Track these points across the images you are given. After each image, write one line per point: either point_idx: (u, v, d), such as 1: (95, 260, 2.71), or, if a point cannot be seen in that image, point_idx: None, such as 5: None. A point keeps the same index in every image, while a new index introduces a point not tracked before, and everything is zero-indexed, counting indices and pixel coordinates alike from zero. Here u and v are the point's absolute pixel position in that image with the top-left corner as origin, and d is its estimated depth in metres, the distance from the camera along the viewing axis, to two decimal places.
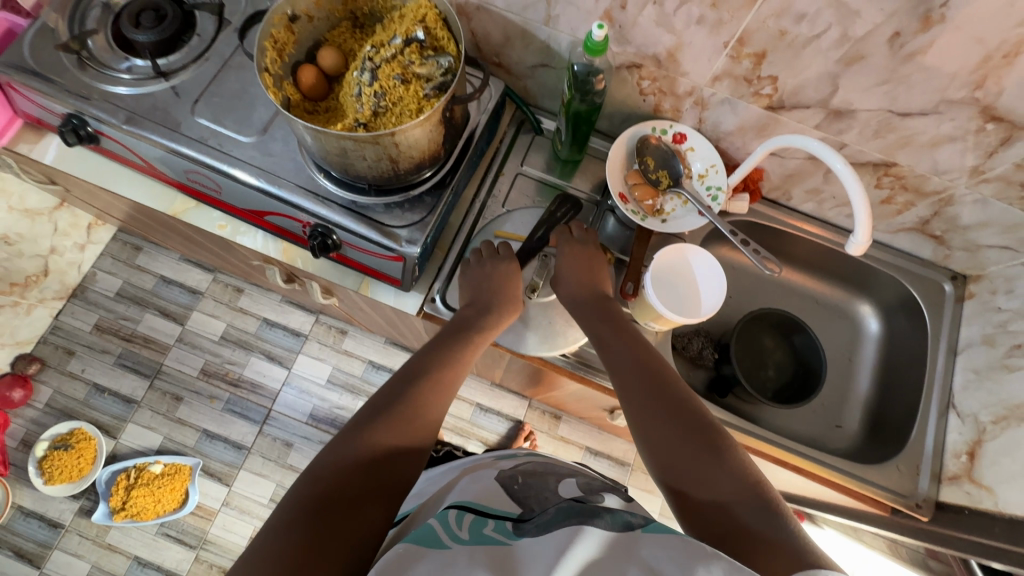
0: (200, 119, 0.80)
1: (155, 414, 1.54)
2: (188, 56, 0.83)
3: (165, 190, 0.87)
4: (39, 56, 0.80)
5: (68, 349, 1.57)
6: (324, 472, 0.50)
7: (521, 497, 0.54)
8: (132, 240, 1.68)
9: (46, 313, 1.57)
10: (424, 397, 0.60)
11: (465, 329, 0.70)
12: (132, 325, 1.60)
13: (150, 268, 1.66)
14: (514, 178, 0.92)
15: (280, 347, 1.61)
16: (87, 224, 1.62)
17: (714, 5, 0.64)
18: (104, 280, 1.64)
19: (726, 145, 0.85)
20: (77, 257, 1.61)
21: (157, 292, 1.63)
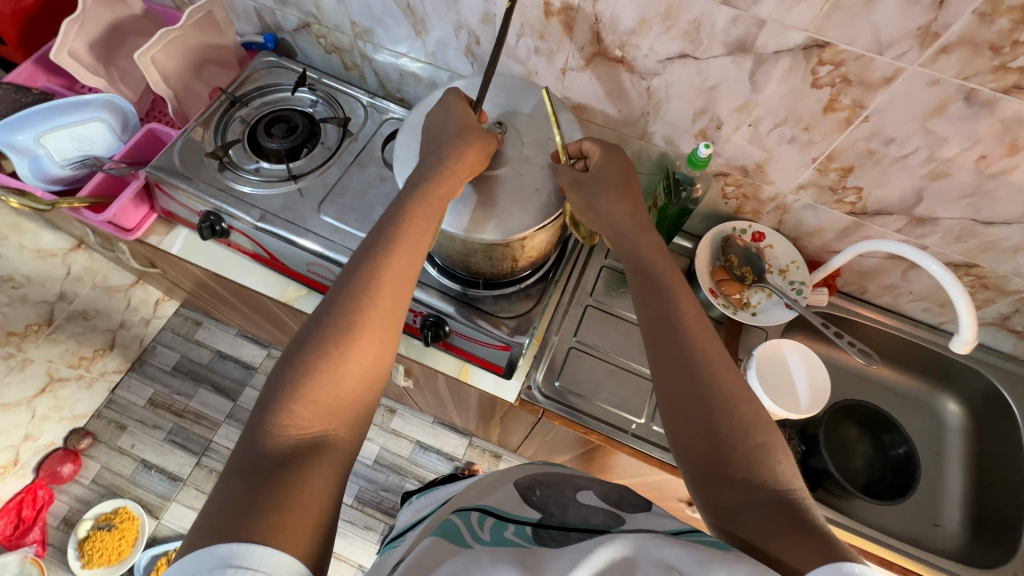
0: (325, 216, 0.88)
1: (199, 493, 1.51)
2: (314, 162, 0.93)
3: (280, 278, 0.93)
4: (185, 161, 0.91)
5: (119, 424, 1.56)
6: (273, 429, 0.49)
7: (540, 504, 0.56)
8: (194, 315, 1.72)
9: (104, 386, 1.59)
10: (364, 322, 0.55)
11: (396, 222, 0.62)
12: (185, 400, 1.61)
13: (207, 343, 1.69)
14: (599, 270, 0.99)
15: None
16: (155, 300, 1.70)
17: (807, 128, 0.72)
18: (161, 354, 1.65)
19: (804, 243, 0.91)
20: (141, 331, 1.66)
21: (214, 366, 1.66)
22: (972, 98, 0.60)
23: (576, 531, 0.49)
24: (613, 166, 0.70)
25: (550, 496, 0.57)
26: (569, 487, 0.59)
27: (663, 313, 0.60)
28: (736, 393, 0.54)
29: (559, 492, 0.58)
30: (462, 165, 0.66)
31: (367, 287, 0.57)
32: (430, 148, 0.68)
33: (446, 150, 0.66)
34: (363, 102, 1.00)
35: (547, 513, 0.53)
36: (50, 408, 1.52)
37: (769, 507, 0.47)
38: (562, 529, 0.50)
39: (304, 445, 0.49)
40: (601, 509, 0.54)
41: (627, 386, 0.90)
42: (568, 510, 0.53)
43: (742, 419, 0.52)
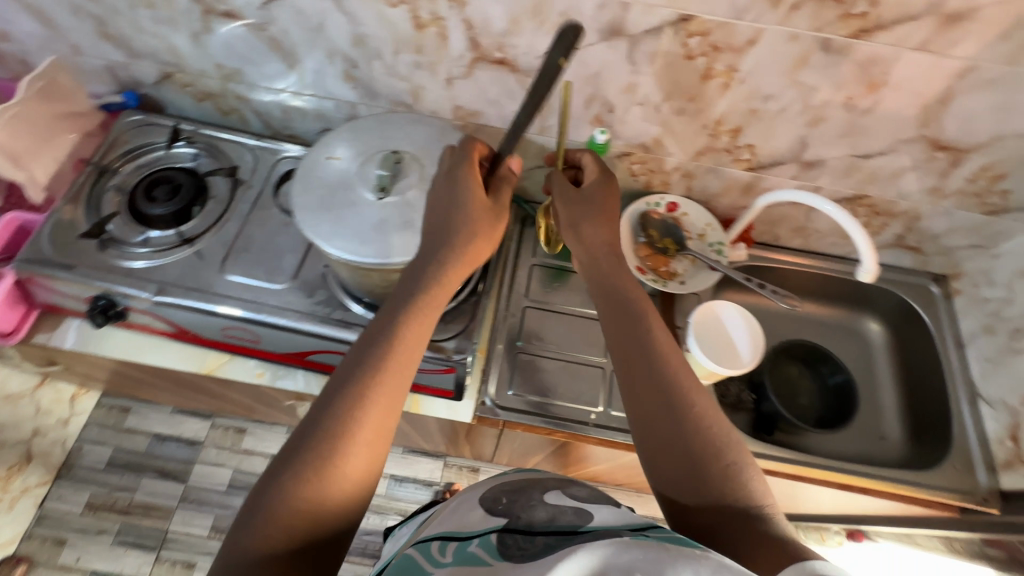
0: (230, 276, 0.82)
1: None
2: (208, 219, 0.86)
3: (197, 349, 0.86)
4: (58, 246, 0.82)
5: (57, 540, 1.40)
6: (254, 536, 0.44)
7: (502, 508, 0.52)
8: (119, 402, 1.57)
9: (30, 503, 1.43)
10: (351, 414, 0.50)
11: (393, 296, 0.60)
12: (129, 495, 1.47)
13: (141, 428, 1.55)
14: (530, 269, 0.99)
15: None
16: (70, 396, 1.54)
17: (692, 98, 0.74)
18: (91, 452, 1.51)
19: (716, 205, 0.95)
20: (60, 433, 1.50)
21: (154, 451, 1.53)
22: (828, 47, 0.64)
23: (543, 535, 0.46)
24: (601, 189, 0.71)
25: (518, 499, 0.53)
26: (536, 487, 0.54)
27: (644, 341, 0.61)
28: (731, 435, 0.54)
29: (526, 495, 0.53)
30: (472, 235, 0.62)
31: (358, 376, 0.53)
32: (411, 209, 0.62)
33: (439, 213, 0.62)
34: (249, 146, 0.94)
35: (513, 514, 0.50)
36: None
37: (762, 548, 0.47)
38: (527, 533, 0.46)
39: (287, 554, 0.44)
40: (570, 506, 0.51)
41: (579, 379, 0.90)
42: (535, 509, 0.50)
43: (731, 459, 0.52)
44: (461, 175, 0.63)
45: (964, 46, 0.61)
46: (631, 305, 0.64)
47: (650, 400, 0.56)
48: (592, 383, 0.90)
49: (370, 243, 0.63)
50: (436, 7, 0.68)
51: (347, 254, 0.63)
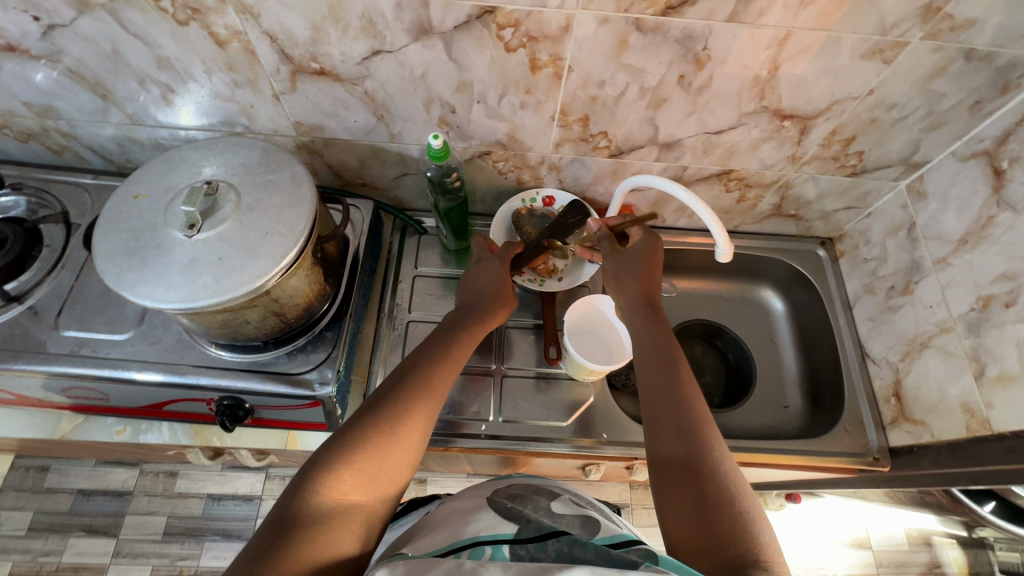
0: (66, 331, 0.75)
1: None
2: (40, 270, 0.79)
3: (48, 414, 0.80)
4: None
5: None
6: (317, 488, 0.50)
7: (512, 513, 0.56)
8: (37, 462, 1.46)
9: None
10: (405, 423, 0.57)
11: (451, 340, 0.68)
12: (55, 559, 1.37)
13: (64, 486, 1.44)
14: (413, 281, 0.95)
15: (235, 519, 1.44)
16: None
17: (528, 91, 0.71)
18: (9, 519, 1.40)
19: (592, 192, 0.92)
20: None
21: (79, 508, 1.42)
22: (642, 28, 0.61)
23: (553, 540, 0.51)
24: (644, 246, 0.77)
25: (526, 509, 0.58)
26: (545, 498, 0.62)
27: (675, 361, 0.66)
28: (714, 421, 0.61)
29: (533, 507, 0.59)
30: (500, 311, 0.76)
31: (412, 399, 0.59)
32: (243, 243, 0.61)
33: (274, 243, 0.61)
34: (85, 186, 0.89)
35: (524, 519, 0.54)
36: None
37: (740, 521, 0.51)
38: (538, 541, 0.51)
39: (335, 511, 0.50)
40: (579, 517, 0.58)
41: (467, 390, 0.87)
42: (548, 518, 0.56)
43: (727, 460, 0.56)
44: (485, 266, 0.79)
45: (773, 15, 0.59)
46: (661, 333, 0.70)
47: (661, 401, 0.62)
48: (479, 395, 0.87)
49: (178, 285, 0.58)
50: (228, 21, 0.62)
51: (151, 301, 0.57)
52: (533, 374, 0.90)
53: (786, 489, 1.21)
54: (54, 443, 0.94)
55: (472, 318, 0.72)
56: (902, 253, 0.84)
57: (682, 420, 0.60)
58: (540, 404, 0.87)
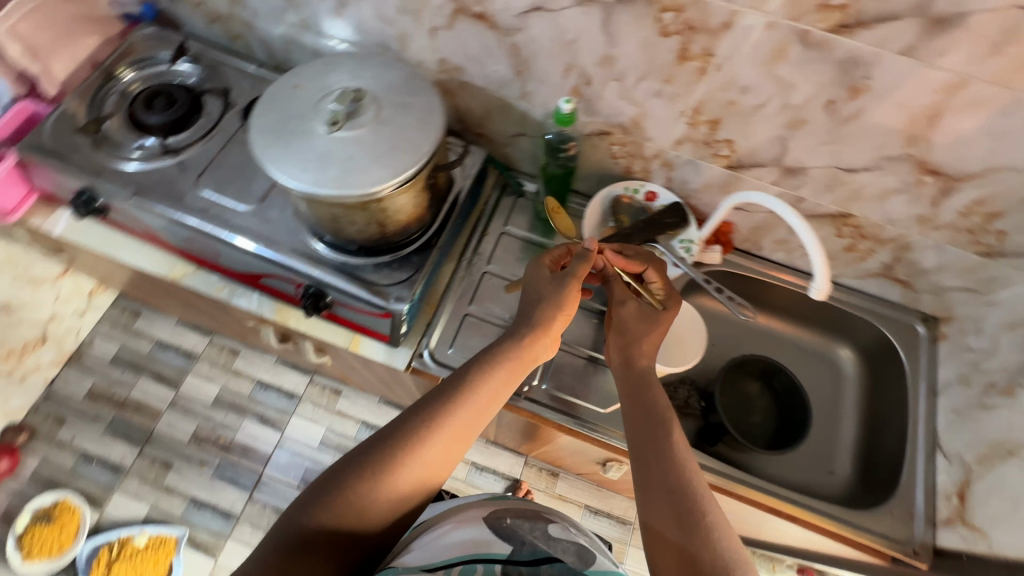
0: (203, 190, 0.86)
1: (143, 482, 1.49)
2: (195, 134, 0.91)
3: (167, 256, 0.91)
4: (58, 138, 0.88)
5: (58, 418, 1.53)
6: (307, 520, 0.55)
7: (506, 534, 0.60)
8: (132, 305, 1.66)
9: (40, 381, 1.55)
10: (401, 458, 0.59)
11: (475, 366, 0.68)
12: (125, 391, 1.57)
13: (147, 332, 1.64)
14: (499, 237, 0.98)
15: (274, 409, 1.58)
16: (88, 290, 1.64)
17: (668, 80, 0.71)
18: (99, 346, 1.61)
19: (694, 200, 0.91)
20: (76, 323, 1.61)
21: (154, 355, 1.61)
22: (806, 40, 0.60)
23: (545, 568, 0.55)
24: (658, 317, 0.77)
25: (522, 528, 0.62)
26: (539, 516, 0.65)
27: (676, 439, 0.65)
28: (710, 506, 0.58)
29: (529, 526, 0.62)
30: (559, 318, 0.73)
31: (420, 430, 0.61)
32: (372, 151, 0.67)
33: (399, 157, 0.67)
34: (248, 73, 0.98)
35: (518, 542, 0.59)
36: None
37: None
38: (530, 565, 0.55)
39: (319, 544, 0.54)
40: (570, 541, 0.61)
41: None
42: (541, 539, 0.60)
43: (723, 545, 0.55)
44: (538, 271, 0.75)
45: (951, 58, 0.57)
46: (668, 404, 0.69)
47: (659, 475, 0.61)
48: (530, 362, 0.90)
49: (310, 171, 0.65)
50: None
51: (285, 177, 0.64)
52: (585, 356, 0.91)
53: (801, 560, 1.16)
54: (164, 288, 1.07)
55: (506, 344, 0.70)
56: (1013, 352, 0.77)
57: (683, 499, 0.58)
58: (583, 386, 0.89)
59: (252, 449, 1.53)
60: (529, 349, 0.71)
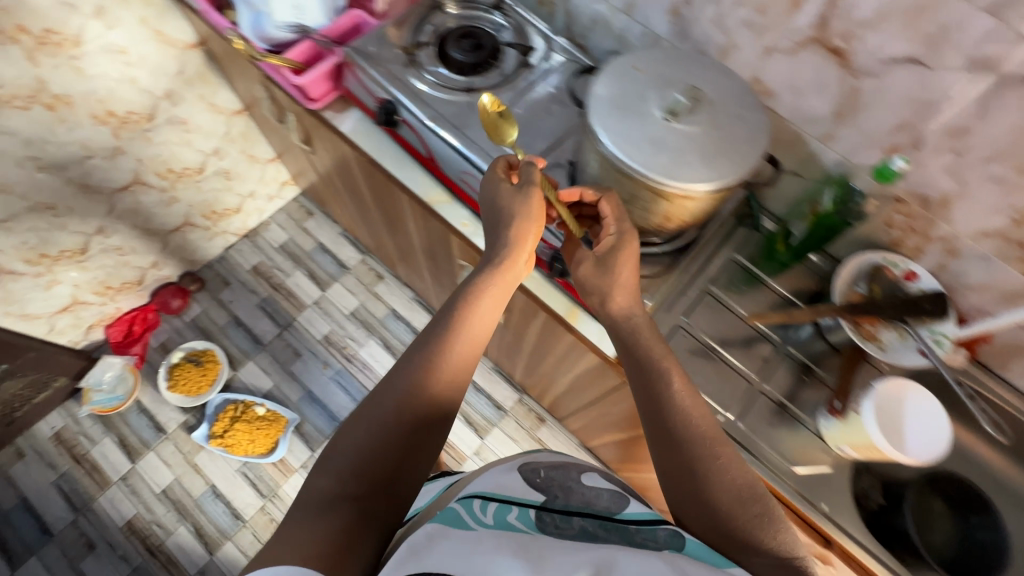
0: (490, 134, 0.92)
1: (273, 360, 1.85)
2: (490, 81, 0.97)
3: (430, 180, 0.99)
4: (379, 50, 0.98)
5: (224, 280, 1.93)
6: (333, 471, 0.62)
7: (545, 487, 0.66)
8: (309, 206, 2.07)
9: (222, 242, 1.93)
10: (400, 399, 0.68)
11: (453, 315, 0.75)
12: (283, 276, 1.96)
13: (314, 234, 2.03)
14: (725, 260, 0.99)
15: (398, 338, 1.88)
16: (281, 181, 1.97)
17: (1020, 170, 0.67)
18: (274, 232, 2.02)
19: (957, 296, 0.86)
20: (263, 205, 1.98)
21: (314, 256, 2.00)
22: None
23: (579, 518, 0.60)
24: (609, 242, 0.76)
25: (551, 483, 0.67)
26: (570, 472, 0.72)
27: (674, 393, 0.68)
28: (725, 459, 0.62)
29: (563, 479, 0.70)
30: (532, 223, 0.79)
31: (404, 375, 0.70)
32: (700, 151, 0.68)
33: (723, 165, 0.68)
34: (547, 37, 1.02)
35: (551, 494, 0.64)
36: (179, 247, 1.79)
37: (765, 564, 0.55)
38: (565, 514, 0.60)
39: (347, 484, 0.61)
40: (605, 489, 0.68)
41: (722, 382, 0.93)
42: (571, 494, 0.65)
43: (740, 487, 0.60)
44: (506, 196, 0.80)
45: None
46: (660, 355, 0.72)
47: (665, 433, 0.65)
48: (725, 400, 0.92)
49: (639, 151, 0.68)
50: None
51: (616, 150, 0.68)
52: (778, 400, 0.92)
53: None
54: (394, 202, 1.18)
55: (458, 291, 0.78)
56: None
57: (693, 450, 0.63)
58: (772, 430, 0.90)
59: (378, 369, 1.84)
60: (507, 275, 0.79)
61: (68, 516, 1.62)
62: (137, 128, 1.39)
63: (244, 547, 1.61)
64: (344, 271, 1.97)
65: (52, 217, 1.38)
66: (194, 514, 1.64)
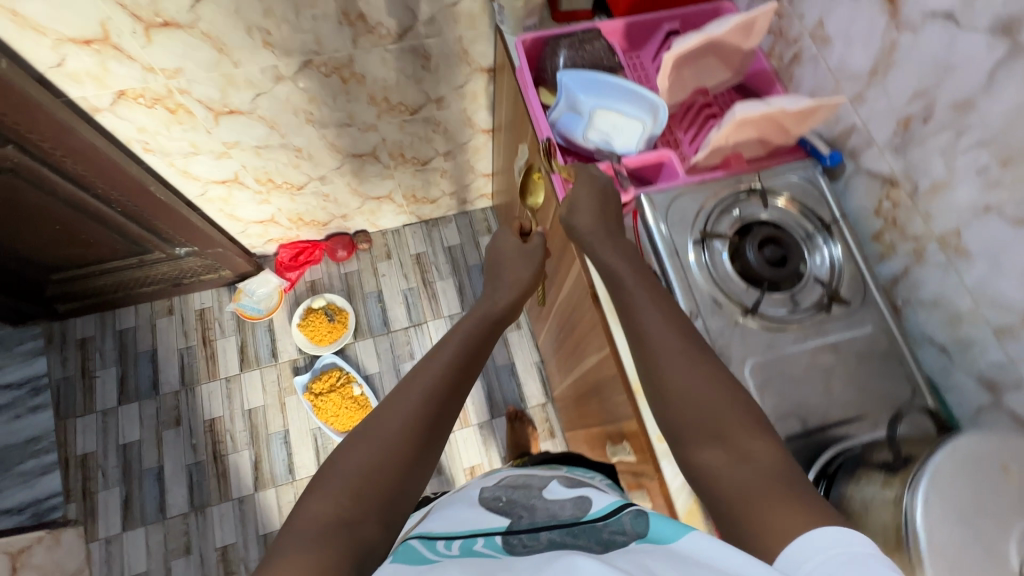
0: (748, 376, 0.77)
1: (389, 347, 1.88)
2: (777, 310, 0.81)
3: None
4: (673, 211, 0.86)
5: (388, 253, 1.99)
6: (329, 497, 0.59)
7: (507, 512, 0.69)
8: (492, 223, 2.05)
9: (404, 219, 1.98)
10: (386, 411, 0.68)
11: (445, 349, 0.80)
12: (436, 276, 1.98)
13: (482, 252, 2.01)
14: None
15: (502, 394, 1.85)
16: (482, 193, 1.96)
17: None
18: (450, 231, 2.04)
19: None
20: (455, 205, 1.99)
21: (471, 272, 1.98)
22: None
23: (545, 534, 0.62)
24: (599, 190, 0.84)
25: (517, 506, 0.71)
26: (535, 492, 0.74)
27: (684, 382, 0.66)
28: (682, 381, 0.66)
29: (527, 500, 0.72)
30: (521, 268, 0.99)
31: (396, 397, 0.71)
32: None
33: None
34: (866, 284, 0.83)
35: (515, 518, 0.67)
36: (370, 210, 1.86)
37: (715, 461, 0.60)
38: (531, 533, 0.63)
39: (348, 502, 0.59)
40: (570, 501, 0.70)
41: None
42: (538, 512, 0.68)
43: (763, 464, 0.58)
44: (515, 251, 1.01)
45: None
46: (670, 351, 0.70)
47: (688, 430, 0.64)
48: None
49: None
50: None
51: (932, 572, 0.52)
52: None
53: None
54: (586, 325, 1.10)
55: (456, 332, 0.85)
56: None
57: (716, 435, 0.61)
58: None
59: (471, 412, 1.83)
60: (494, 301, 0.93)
61: (175, 386, 1.80)
62: (398, 116, 1.42)
63: (282, 503, 1.68)
64: None
65: (294, 157, 1.47)
66: (261, 446, 1.74)
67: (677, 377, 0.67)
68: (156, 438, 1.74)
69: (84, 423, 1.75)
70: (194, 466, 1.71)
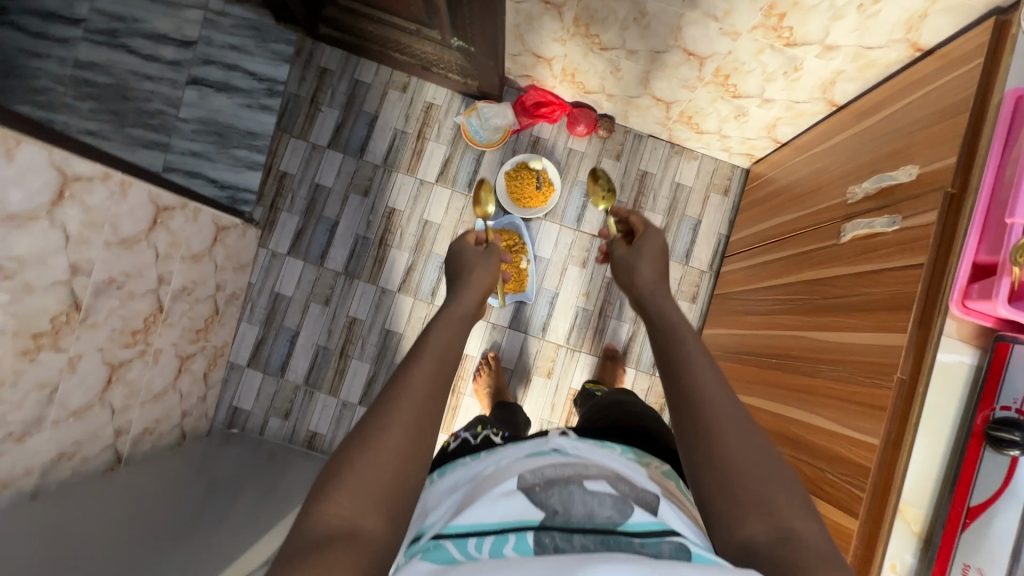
0: None
1: (567, 243, 1.83)
2: None
3: (926, 496, 0.84)
4: None
5: (618, 154, 1.86)
6: (331, 498, 0.61)
7: (540, 496, 0.65)
8: (733, 185, 1.85)
9: (656, 131, 1.80)
10: (383, 415, 0.68)
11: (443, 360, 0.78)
12: (646, 205, 1.85)
13: (704, 208, 1.85)
14: None
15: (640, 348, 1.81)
16: (749, 153, 1.74)
17: None
18: (688, 169, 1.85)
19: None
20: (713, 148, 1.78)
21: (682, 221, 1.85)
22: None
23: (578, 537, 0.60)
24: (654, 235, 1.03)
25: (551, 490, 0.66)
26: (573, 471, 0.71)
27: (728, 441, 0.66)
28: (725, 453, 0.65)
29: (562, 484, 0.68)
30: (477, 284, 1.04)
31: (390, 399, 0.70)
32: None
33: None
34: None
35: (549, 510, 0.63)
36: (637, 105, 1.68)
37: (762, 534, 0.60)
38: (565, 533, 0.60)
39: (350, 508, 0.61)
40: (607, 497, 0.66)
41: None
42: (573, 506, 0.64)
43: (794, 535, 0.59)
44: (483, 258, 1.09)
45: None
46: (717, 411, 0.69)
47: (722, 481, 0.64)
48: None
49: None
50: None
51: None
52: None
53: None
54: (838, 393, 0.98)
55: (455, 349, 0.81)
56: None
57: (750, 493, 0.62)
58: None
59: (602, 345, 1.81)
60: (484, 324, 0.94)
61: (377, 160, 1.84)
62: (772, 40, 1.18)
63: (413, 315, 1.79)
64: (682, 261, 1.83)
65: (635, 19, 1.28)
66: (420, 257, 1.81)
67: (720, 437, 0.66)
68: (342, 196, 1.83)
69: (295, 145, 1.85)
70: (362, 239, 1.81)
